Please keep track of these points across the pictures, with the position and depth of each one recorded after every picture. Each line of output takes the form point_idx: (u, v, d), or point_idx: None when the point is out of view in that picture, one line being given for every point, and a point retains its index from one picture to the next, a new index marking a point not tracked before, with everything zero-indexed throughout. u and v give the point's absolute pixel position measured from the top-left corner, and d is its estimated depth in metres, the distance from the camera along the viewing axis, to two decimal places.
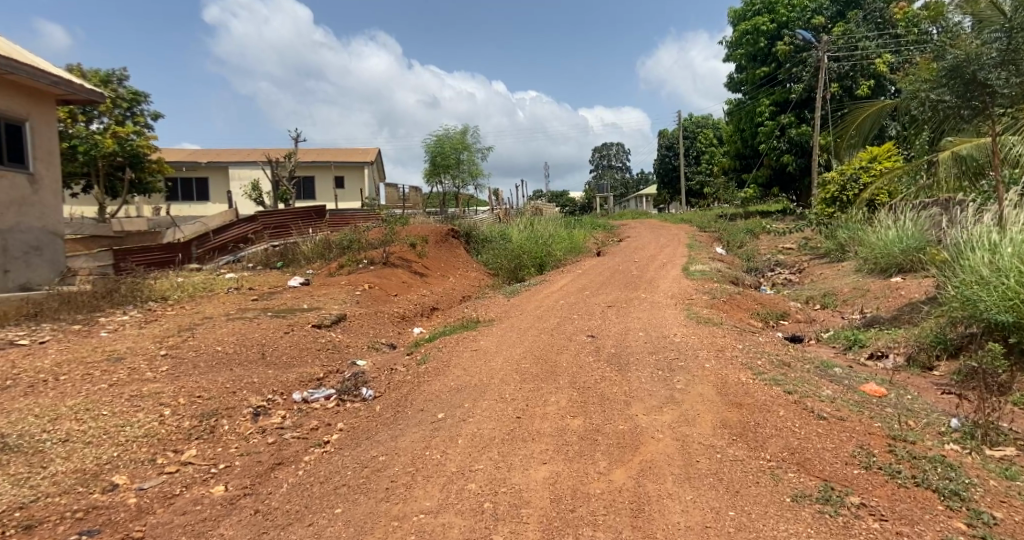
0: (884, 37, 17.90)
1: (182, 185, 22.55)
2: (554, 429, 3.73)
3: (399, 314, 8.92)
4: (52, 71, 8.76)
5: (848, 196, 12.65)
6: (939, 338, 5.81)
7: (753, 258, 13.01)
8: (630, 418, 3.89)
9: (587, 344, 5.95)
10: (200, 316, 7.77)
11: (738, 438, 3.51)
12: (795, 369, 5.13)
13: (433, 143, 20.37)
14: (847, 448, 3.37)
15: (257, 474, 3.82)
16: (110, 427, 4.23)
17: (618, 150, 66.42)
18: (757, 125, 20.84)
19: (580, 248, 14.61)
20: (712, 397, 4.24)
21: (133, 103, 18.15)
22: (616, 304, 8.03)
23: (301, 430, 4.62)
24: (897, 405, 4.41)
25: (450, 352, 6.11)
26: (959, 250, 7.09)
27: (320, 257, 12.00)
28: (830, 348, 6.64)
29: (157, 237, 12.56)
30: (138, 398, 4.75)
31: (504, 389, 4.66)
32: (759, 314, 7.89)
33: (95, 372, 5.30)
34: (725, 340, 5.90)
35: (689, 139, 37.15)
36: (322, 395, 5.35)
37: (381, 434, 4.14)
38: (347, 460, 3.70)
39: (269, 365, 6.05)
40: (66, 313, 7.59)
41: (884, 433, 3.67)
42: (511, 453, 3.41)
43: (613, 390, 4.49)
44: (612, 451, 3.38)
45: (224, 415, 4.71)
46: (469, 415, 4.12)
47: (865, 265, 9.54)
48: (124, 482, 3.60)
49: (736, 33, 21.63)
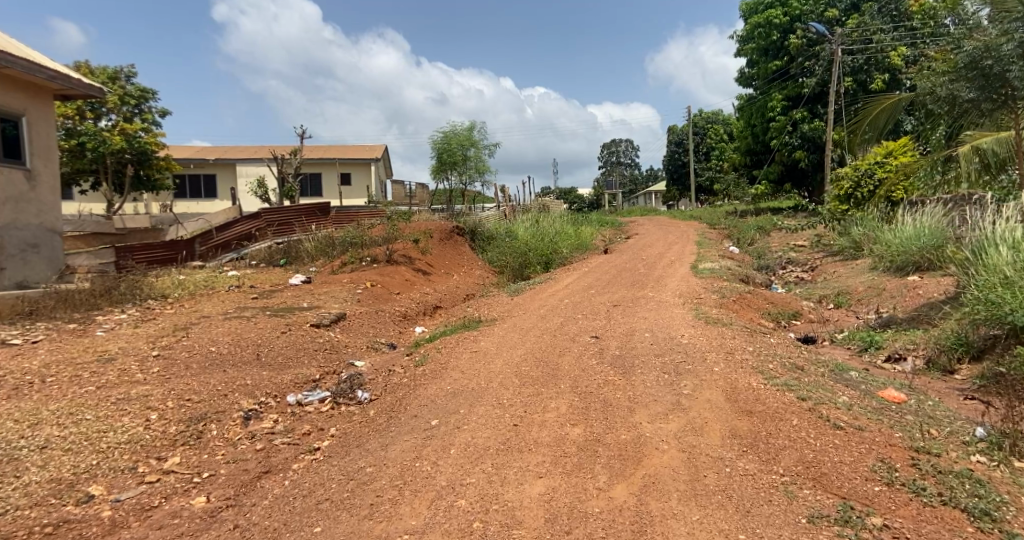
0: (899, 29, 17.53)
1: (190, 182, 22.52)
2: (553, 438, 3.53)
3: (401, 313, 8.76)
4: (51, 65, 8.62)
5: (862, 192, 12.27)
6: (961, 339, 5.55)
7: (764, 255, 12.72)
8: (634, 426, 3.68)
9: (590, 346, 5.73)
10: (196, 315, 7.62)
11: (749, 450, 3.29)
12: (809, 373, 4.90)
13: (440, 139, 20.19)
14: (867, 462, 3.13)
15: (242, 483, 3.64)
16: (92, 433, 4.07)
17: (628, 146, 65.90)
18: (768, 120, 20.49)
19: (587, 245, 14.39)
20: (720, 404, 4.02)
21: (141, 100, 17.81)
22: (622, 303, 7.81)
23: (293, 435, 4.46)
24: (917, 413, 4.16)
25: (449, 353, 5.93)
26: (981, 248, 6.79)
27: (323, 254, 11.85)
28: (844, 351, 6.39)
29: (160, 235, 12.44)
30: (125, 402, 4.60)
31: (501, 394, 4.45)
32: (770, 314, 7.64)
33: (84, 374, 5.15)
34: (735, 342, 5.66)
35: (700, 135, 36.68)
36: (317, 398, 5.19)
37: (371, 442, 3.94)
38: (334, 471, 3.51)
39: (264, 366, 5.89)
40: (63, 311, 7.46)
41: (905, 444, 3.42)
42: (506, 465, 3.21)
43: (616, 396, 4.28)
44: (614, 464, 3.17)
45: (213, 419, 4.55)
46: (463, 422, 3.93)
47: (881, 262, 9.24)
48: (100, 493, 3.45)
49: (747, 26, 21.22)
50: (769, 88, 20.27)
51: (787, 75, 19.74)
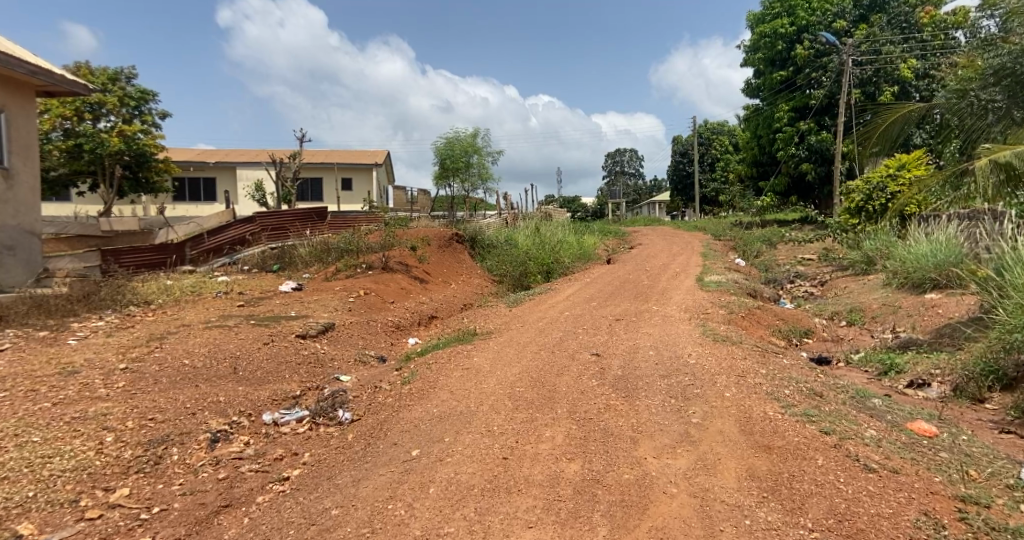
0: (910, 40, 17.14)
1: (189, 185, 22.24)
2: (547, 477, 3.11)
3: (394, 324, 8.37)
4: (33, 60, 8.27)
5: (874, 205, 11.87)
6: (992, 367, 5.09)
7: (771, 268, 12.35)
8: (638, 463, 3.26)
9: (591, 365, 5.30)
10: (177, 324, 7.23)
11: (770, 497, 2.87)
12: (829, 400, 4.47)
13: (443, 144, 19.81)
14: (908, 515, 2.71)
15: (196, 520, 3.25)
16: (36, 459, 3.68)
17: (632, 156, 65.59)
18: (775, 131, 20.07)
19: (589, 255, 14.00)
20: (734, 436, 3.61)
21: (140, 101, 17.30)
22: (625, 318, 7.39)
23: (263, 461, 4.05)
24: (953, 450, 3.74)
25: (440, 370, 5.51)
26: (1006, 267, 6.34)
27: (317, 259, 11.41)
28: (862, 374, 5.97)
29: (149, 237, 12.03)
30: (80, 422, 4.19)
31: (492, 419, 4.04)
32: (782, 331, 7.23)
33: (41, 389, 4.76)
34: (746, 364, 5.21)
35: (704, 145, 36.43)
36: (294, 417, 4.79)
37: (343, 475, 3.53)
38: (295, 512, 3.10)
39: (240, 381, 5.45)
40: (36, 317, 7.05)
41: (948, 493, 2.97)
42: (491, 511, 2.80)
43: (617, 424, 3.87)
44: (615, 513, 2.76)
45: (176, 442, 4.14)
46: (448, 454, 3.51)
47: (895, 278, 8.83)
48: (29, 532, 3.06)
49: (755, 36, 20.87)
50: (776, 99, 19.89)
51: (795, 86, 19.39)
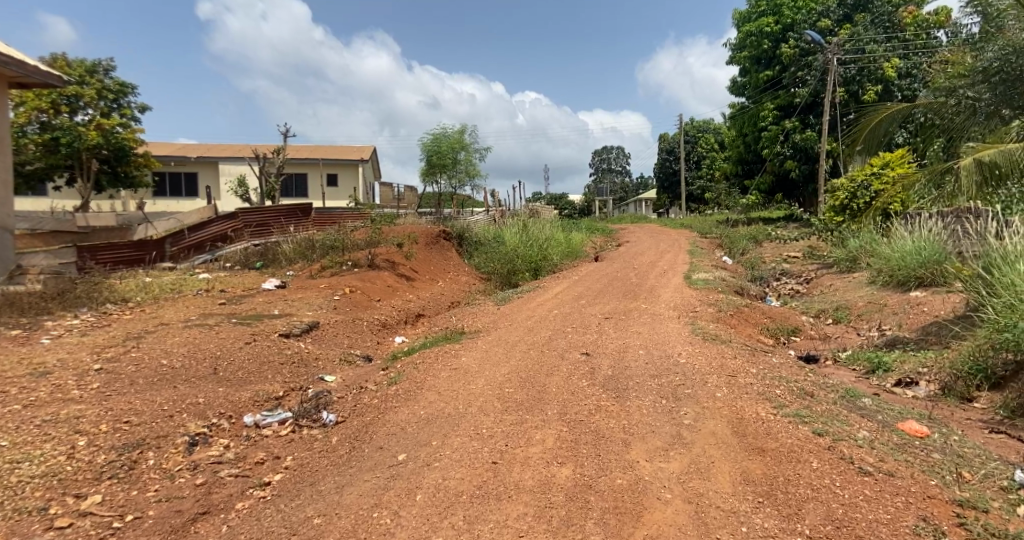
0: (893, 40, 17.28)
1: (170, 180, 21.82)
2: (538, 483, 3.02)
3: (380, 323, 8.22)
4: (4, 50, 7.98)
5: (859, 204, 11.94)
6: (980, 366, 5.09)
7: (758, 265, 12.38)
8: (630, 467, 3.19)
9: (581, 365, 5.22)
10: (155, 322, 7.03)
11: (766, 502, 2.81)
12: (821, 400, 4.43)
13: (429, 141, 19.63)
14: (907, 520, 2.66)
15: (171, 530, 3.12)
16: (3, 465, 3.52)
17: (618, 154, 65.69)
18: (760, 129, 20.17)
19: (577, 253, 13.93)
20: (727, 439, 3.54)
21: (119, 94, 16.87)
22: (615, 316, 7.32)
23: (242, 465, 3.92)
24: (945, 450, 3.71)
25: (428, 370, 5.39)
26: (991, 265, 6.36)
27: (301, 256, 11.22)
28: (850, 373, 5.95)
29: (128, 233, 11.73)
30: (51, 426, 4.02)
31: (480, 422, 3.94)
32: (770, 330, 7.20)
33: (11, 390, 4.58)
34: (737, 363, 5.16)
35: (690, 144, 36.57)
36: (277, 419, 4.66)
37: (326, 481, 3.40)
38: (276, 520, 2.99)
39: (221, 382, 5.29)
40: (8, 316, 6.81)
41: (946, 497, 2.93)
42: (480, 519, 2.71)
43: (608, 425, 3.79)
44: (608, 521, 2.67)
45: (152, 446, 3.98)
46: (435, 458, 3.40)
47: (880, 276, 8.85)
48: None
49: (741, 35, 20.97)
50: (762, 97, 20.00)
51: (779, 85, 19.47)
